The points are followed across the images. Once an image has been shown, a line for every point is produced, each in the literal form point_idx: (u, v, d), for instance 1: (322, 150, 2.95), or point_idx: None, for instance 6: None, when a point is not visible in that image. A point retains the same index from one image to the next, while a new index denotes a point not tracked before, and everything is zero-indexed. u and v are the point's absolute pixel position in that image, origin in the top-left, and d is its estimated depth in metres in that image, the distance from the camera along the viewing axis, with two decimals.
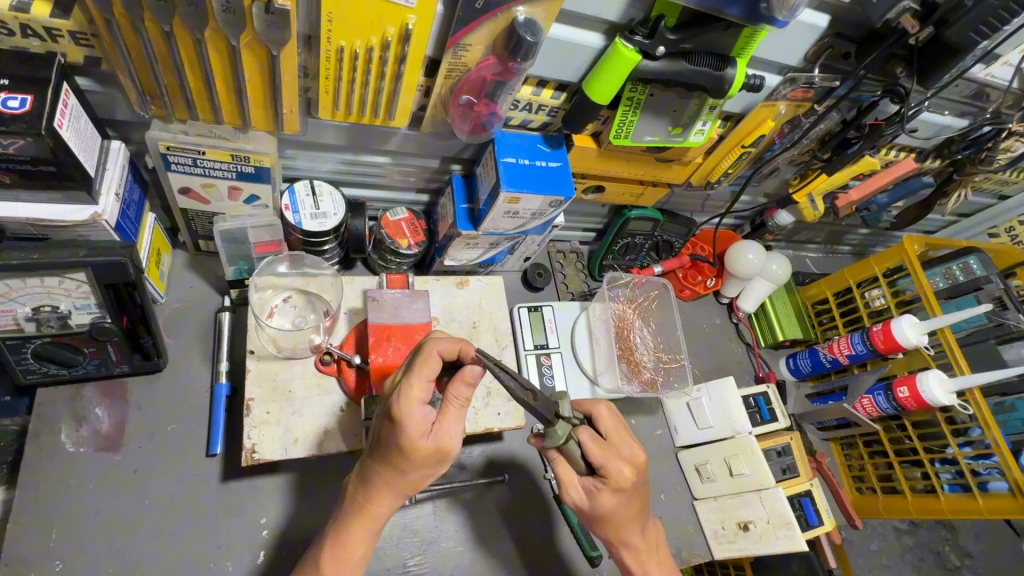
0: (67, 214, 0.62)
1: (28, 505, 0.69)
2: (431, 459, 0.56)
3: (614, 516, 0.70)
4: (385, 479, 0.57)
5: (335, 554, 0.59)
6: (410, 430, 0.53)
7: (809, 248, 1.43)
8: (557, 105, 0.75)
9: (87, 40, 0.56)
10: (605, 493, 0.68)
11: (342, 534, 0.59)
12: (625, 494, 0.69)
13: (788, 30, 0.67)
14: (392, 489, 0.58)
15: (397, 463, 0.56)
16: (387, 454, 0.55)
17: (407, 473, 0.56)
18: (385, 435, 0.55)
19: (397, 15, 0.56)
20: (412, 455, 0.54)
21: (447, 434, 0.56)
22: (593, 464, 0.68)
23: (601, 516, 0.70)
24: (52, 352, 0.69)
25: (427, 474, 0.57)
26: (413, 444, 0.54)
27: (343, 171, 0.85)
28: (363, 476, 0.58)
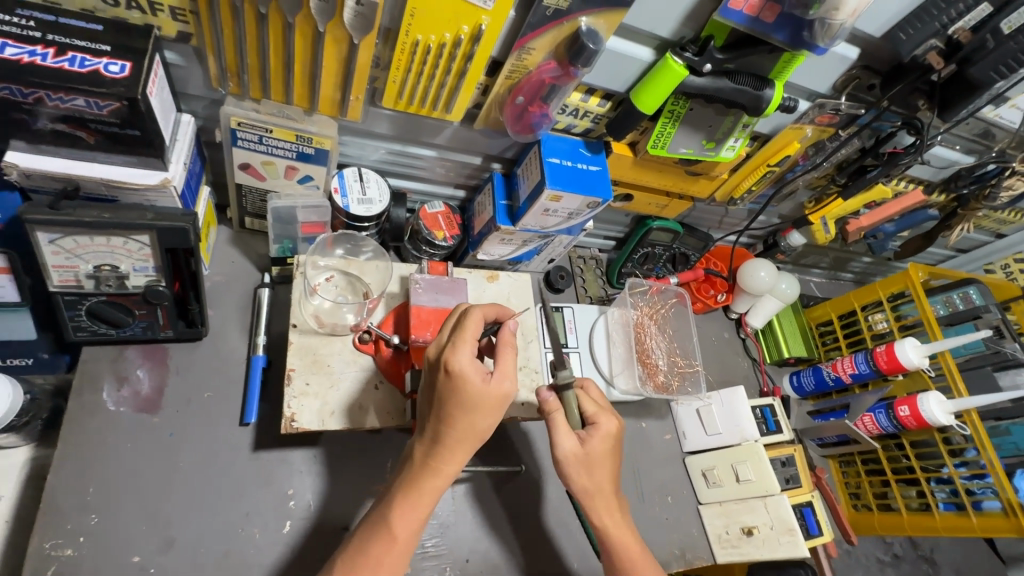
0: (138, 178, 0.65)
1: (67, 458, 0.71)
2: (497, 405, 0.61)
3: (599, 466, 0.77)
4: (456, 434, 0.61)
5: (409, 511, 0.61)
6: (474, 379, 0.60)
7: (814, 272, 1.49)
8: (602, 113, 0.80)
9: (183, 16, 0.59)
10: (597, 441, 0.76)
11: (415, 494, 0.61)
12: (614, 447, 0.77)
13: (823, 59, 0.72)
14: (462, 443, 0.62)
15: (468, 416, 0.60)
16: (457, 410, 0.60)
17: (476, 425, 0.61)
18: (450, 392, 0.60)
19: (473, 15, 0.61)
20: (480, 402, 0.60)
21: (506, 378, 0.62)
22: (585, 414, 0.78)
23: (587, 467, 0.76)
24: (106, 311, 0.72)
25: (492, 424, 0.62)
26: (481, 389, 0.60)
27: (389, 161, 0.89)
28: (432, 438, 0.61)
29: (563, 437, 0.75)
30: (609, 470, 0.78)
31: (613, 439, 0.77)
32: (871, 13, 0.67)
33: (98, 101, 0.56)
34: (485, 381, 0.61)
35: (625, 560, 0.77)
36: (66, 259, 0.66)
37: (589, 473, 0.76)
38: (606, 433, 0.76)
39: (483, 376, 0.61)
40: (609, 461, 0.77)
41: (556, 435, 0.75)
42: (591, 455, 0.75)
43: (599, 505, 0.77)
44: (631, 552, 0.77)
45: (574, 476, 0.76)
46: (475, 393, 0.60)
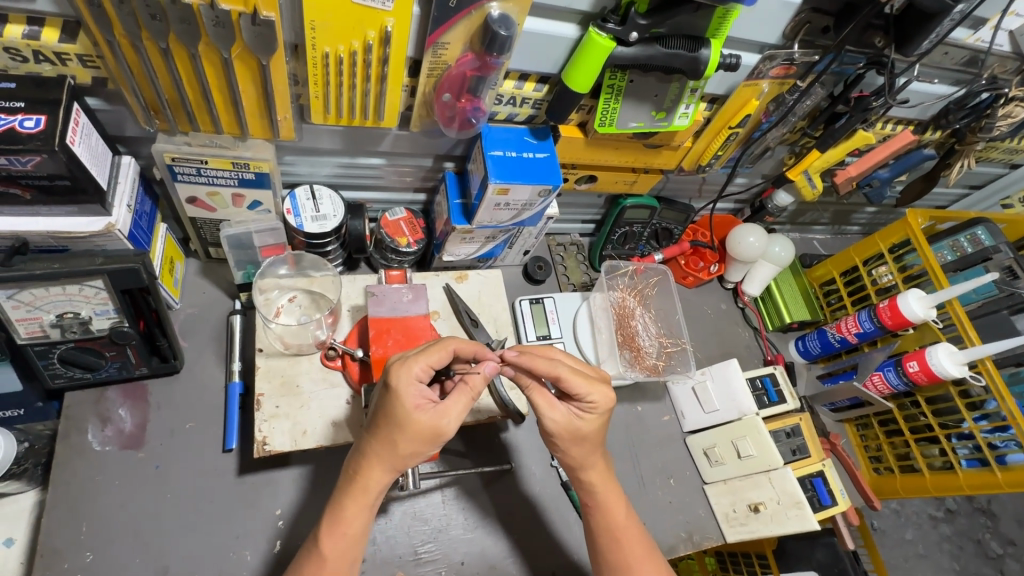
0: (85, 226, 0.67)
1: (60, 500, 0.74)
2: (420, 436, 0.61)
3: (589, 440, 0.75)
4: (379, 449, 0.62)
5: (334, 529, 0.62)
6: (407, 399, 0.61)
7: (815, 229, 1.41)
8: (540, 97, 0.77)
9: (93, 62, 0.60)
10: (581, 416, 0.73)
11: (339, 509, 0.63)
12: (602, 420, 0.74)
13: (760, 7, 0.68)
14: (383, 463, 0.63)
15: (391, 435, 0.62)
16: (385, 424, 0.62)
17: (399, 449, 0.62)
18: (385, 405, 0.61)
19: (376, 19, 0.59)
20: (405, 426, 0.61)
21: (440, 414, 0.62)
22: (576, 391, 0.72)
23: (577, 441, 0.74)
24: (77, 357, 0.74)
25: (416, 453, 0.63)
26: (410, 413, 0.61)
27: (340, 175, 0.88)
28: (358, 451, 0.64)
29: (550, 412, 0.72)
30: (594, 447, 0.76)
31: (602, 417, 0.74)
32: None
33: (19, 157, 0.57)
34: (418, 407, 0.61)
35: (609, 533, 0.77)
36: (27, 312, 0.68)
37: (571, 442, 0.74)
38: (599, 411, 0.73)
39: (418, 402, 0.62)
40: (599, 433, 0.75)
41: (545, 411, 0.72)
42: (577, 428, 0.73)
43: (593, 476, 0.77)
44: (615, 522, 0.77)
45: (563, 447, 0.75)
46: (402, 415, 0.60)
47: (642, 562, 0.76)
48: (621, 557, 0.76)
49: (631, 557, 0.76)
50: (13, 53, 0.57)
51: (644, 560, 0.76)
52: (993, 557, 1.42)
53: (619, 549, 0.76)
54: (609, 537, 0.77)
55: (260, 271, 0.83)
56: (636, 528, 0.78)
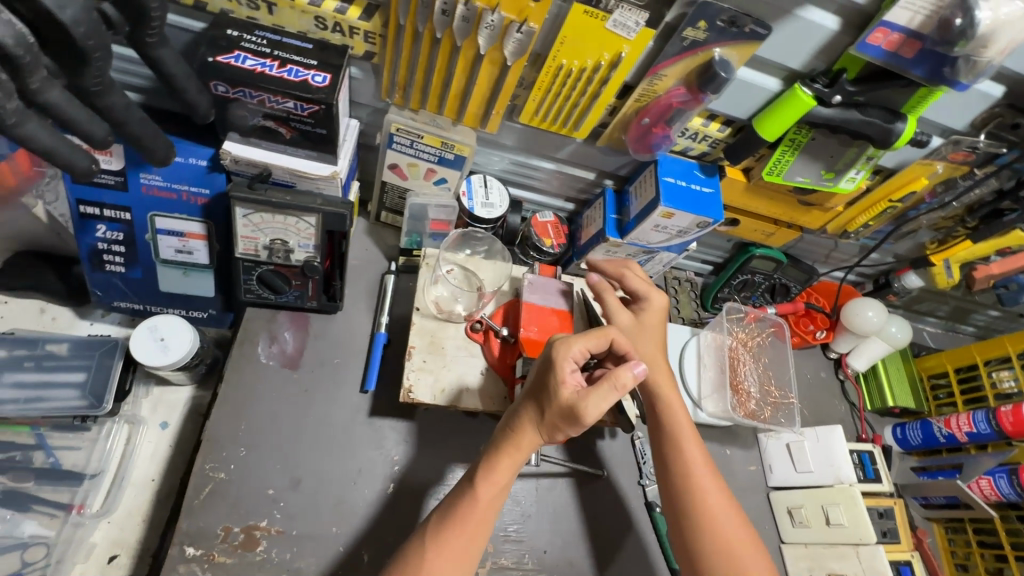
0: (316, 169, 0.78)
1: (226, 397, 0.84)
2: (567, 411, 0.66)
3: (651, 334, 0.87)
4: (528, 414, 0.68)
5: (486, 478, 0.67)
6: (563, 374, 0.67)
7: (927, 320, 1.39)
8: (720, 138, 0.83)
9: (373, 39, 0.72)
10: (649, 314, 0.88)
11: (489, 463, 0.68)
12: (661, 318, 0.89)
13: (961, 95, 0.72)
14: (531, 428, 0.68)
15: (541, 402, 0.67)
16: (538, 391, 0.68)
17: (547, 417, 0.67)
18: (543, 374, 0.68)
19: (616, 44, 0.68)
20: (554, 396, 0.66)
21: (586, 396, 0.65)
22: (638, 291, 0.89)
23: (640, 333, 0.86)
24: (272, 278, 0.85)
25: (561, 429, 0.67)
26: (558, 384, 0.66)
27: (511, 172, 0.98)
28: (513, 411, 0.70)
29: (617, 311, 0.87)
30: (663, 335, 0.88)
31: (662, 313, 0.89)
32: (1018, 54, 0.66)
33: (303, 104, 0.69)
34: (568, 383, 0.67)
35: (685, 471, 0.80)
36: (252, 231, 0.81)
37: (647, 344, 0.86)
38: (653, 306, 0.88)
39: (571, 381, 0.67)
40: (660, 331, 0.88)
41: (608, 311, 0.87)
42: (643, 325, 0.87)
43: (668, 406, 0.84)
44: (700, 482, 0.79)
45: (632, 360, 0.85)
46: (555, 386, 0.66)
47: (717, 499, 0.79)
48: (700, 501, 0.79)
49: (706, 490, 0.79)
50: (319, 21, 0.70)
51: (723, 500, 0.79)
52: None
53: (693, 490, 0.79)
54: (681, 473, 0.80)
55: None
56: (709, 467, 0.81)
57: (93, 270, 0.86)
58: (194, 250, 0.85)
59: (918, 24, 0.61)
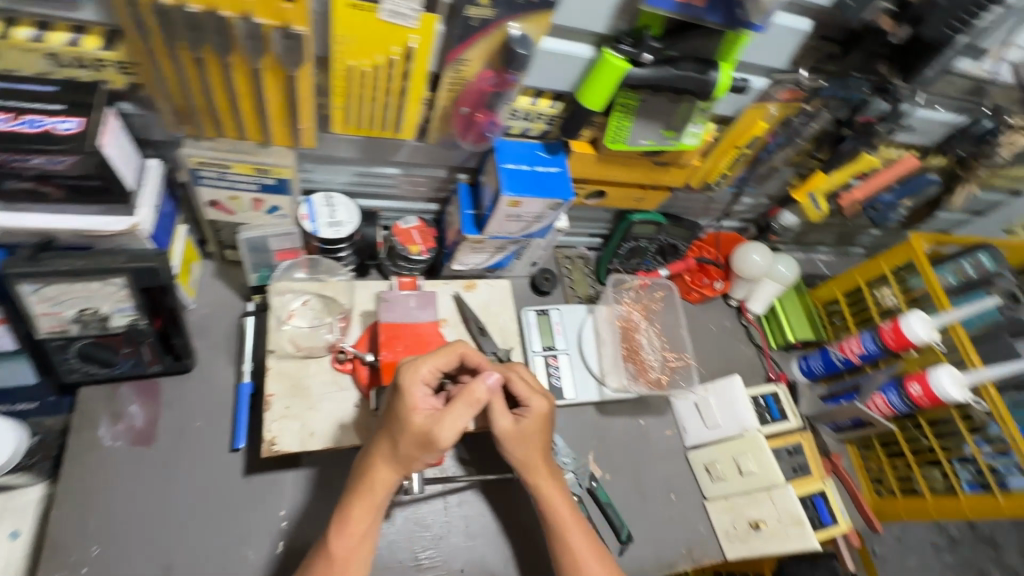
0: (106, 226, 0.69)
1: (70, 492, 0.75)
2: (422, 439, 0.62)
3: (532, 442, 0.78)
4: (384, 448, 0.63)
5: (341, 531, 0.62)
6: (412, 399, 0.62)
7: (819, 250, 1.43)
8: (555, 114, 0.79)
9: (130, 69, 0.62)
10: (530, 422, 0.77)
11: (347, 508, 0.63)
12: (544, 423, 0.78)
13: (768, 34, 0.70)
14: (387, 462, 0.63)
15: (393, 435, 0.62)
16: (389, 423, 0.63)
17: (401, 449, 0.62)
18: (392, 404, 0.63)
19: (400, 35, 0.62)
20: (407, 426, 0.61)
21: (440, 418, 0.61)
22: (518, 396, 0.78)
23: (522, 443, 0.77)
24: (94, 352, 0.76)
25: (417, 458, 0.63)
26: (409, 413, 0.61)
27: (356, 183, 0.91)
28: (367, 448, 0.65)
29: (499, 417, 0.75)
30: (543, 447, 0.79)
31: (545, 420, 0.78)
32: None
33: (55, 157, 0.60)
34: (419, 409, 0.62)
35: (559, 533, 0.79)
36: (50, 306, 0.70)
37: (521, 445, 0.77)
38: (535, 414, 0.77)
39: (424, 406, 0.63)
40: (545, 437, 0.79)
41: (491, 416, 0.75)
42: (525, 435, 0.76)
43: (529, 470, 0.79)
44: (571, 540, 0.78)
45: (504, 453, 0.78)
46: (405, 415, 0.61)
47: (591, 564, 0.76)
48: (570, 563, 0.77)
49: (575, 548, 0.77)
50: (54, 59, 0.60)
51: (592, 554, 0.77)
52: None
53: (563, 541, 0.78)
54: (555, 533, 0.79)
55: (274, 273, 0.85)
56: (581, 526, 0.79)
57: None
58: None
59: None
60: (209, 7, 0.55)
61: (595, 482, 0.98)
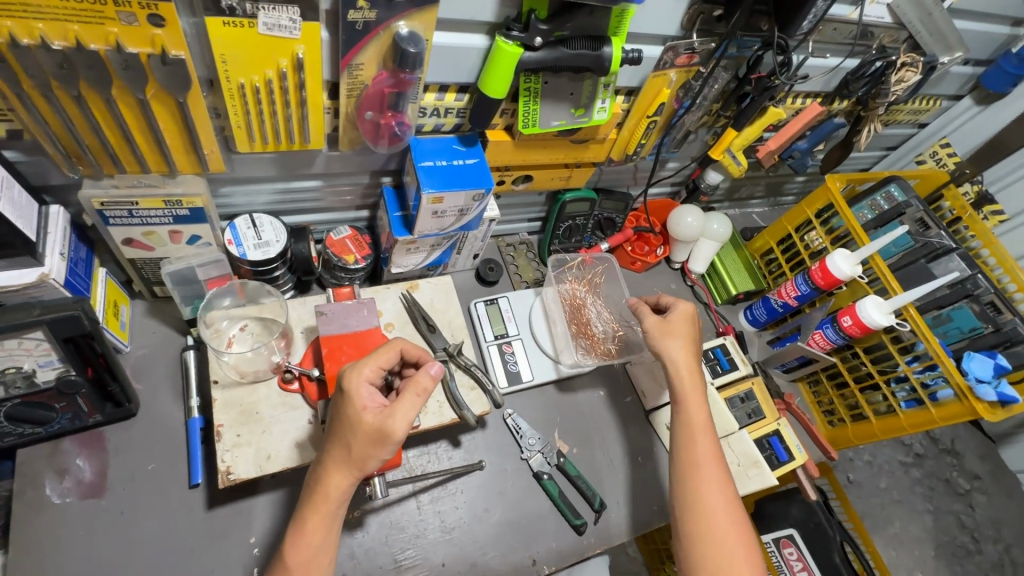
0: (17, 278, 0.67)
1: (22, 558, 0.73)
2: (374, 436, 0.60)
3: (682, 334, 0.94)
4: (335, 455, 0.62)
5: (296, 544, 0.62)
6: (360, 400, 0.62)
7: (752, 204, 1.49)
8: (463, 106, 0.80)
9: (5, 115, 0.60)
10: (678, 318, 0.95)
11: (301, 522, 0.62)
12: (692, 327, 0.95)
13: (651, 4, 0.73)
14: (340, 468, 0.62)
15: (344, 438, 0.61)
16: (339, 428, 0.62)
17: (355, 451, 0.61)
18: (340, 409, 0.62)
19: (286, 47, 0.61)
20: (357, 424, 0.60)
21: (392, 412, 0.61)
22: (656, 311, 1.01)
23: (671, 334, 0.94)
24: (25, 412, 0.73)
25: (372, 456, 0.61)
26: (358, 413, 0.61)
27: (280, 201, 0.90)
28: (319, 460, 0.63)
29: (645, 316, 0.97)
30: (688, 352, 0.93)
31: (688, 317, 0.96)
32: None
33: None
34: (368, 407, 0.62)
35: (692, 464, 0.82)
36: None
37: (670, 340, 0.93)
38: (683, 314, 0.96)
39: (371, 404, 0.62)
40: (688, 337, 0.94)
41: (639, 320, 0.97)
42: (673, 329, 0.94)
43: (682, 374, 0.90)
44: (695, 456, 0.83)
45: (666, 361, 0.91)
46: (353, 415, 0.61)
47: (710, 463, 0.82)
48: (692, 467, 0.82)
49: (701, 453, 0.83)
50: None
51: (711, 459, 0.82)
52: (961, 493, 1.63)
53: (694, 473, 0.81)
54: (686, 435, 0.85)
55: (205, 304, 0.83)
56: (709, 430, 0.85)
57: None
58: None
59: None
60: (73, 41, 0.54)
61: (563, 457, 1.00)
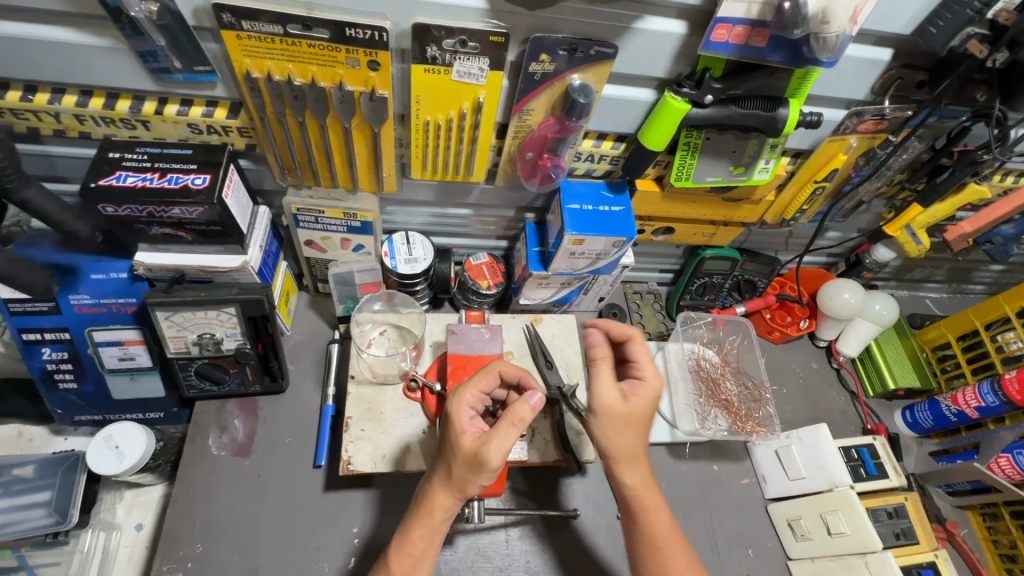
0: (224, 262, 0.81)
1: (183, 493, 0.86)
2: (472, 461, 0.63)
3: (638, 424, 0.76)
4: (439, 476, 0.66)
5: (399, 551, 0.66)
6: (460, 424, 0.66)
7: (927, 287, 1.29)
8: (618, 154, 0.82)
9: (248, 133, 0.75)
10: (607, 407, 0.75)
11: (406, 533, 0.66)
12: (652, 409, 0.77)
13: (843, 68, 0.68)
14: (444, 490, 0.65)
15: (447, 462, 0.65)
16: (444, 451, 0.66)
17: (455, 475, 0.64)
18: (444, 432, 0.67)
19: (471, 91, 0.68)
20: (459, 449, 0.64)
21: (487, 439, 0.63)
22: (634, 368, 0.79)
23: (629, 421, 0.75)
24: (209, 371, 0.88)
25: (472, 481, 0.64)
26: (458, 437, 0.64)
27: (433, 224, 0.98)
28: (427, 478, 0.68)
29: (602, 386, 0.76)
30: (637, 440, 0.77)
31: (653, 399, 0.77)
32: (884, 18, 0.62)
33: (188, 208, 0.71)
34: (469, 432, 0.65)
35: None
36: (178, 330, 0.83)
37: (626, 430, 0.75)
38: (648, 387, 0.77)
39: (470, 429, 0.66)
40: (642, 424, 0.76)
41: (595, 386, 0.76)
42: (628, 414, 0.75)
43: (626, 469, 0.76)
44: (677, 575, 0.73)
45: (605, 459, 0.76)
46: (453, 439, 0.64)
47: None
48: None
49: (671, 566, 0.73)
50: (193, 127, 0.73)
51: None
52: None
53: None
54: (649, 544, 0.74)
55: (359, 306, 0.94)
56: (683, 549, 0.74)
57: (48, 390, 0.91)
58: (136, 355, 0.89)
59: (757, 13, 0.59)
60: (310, 79, 0.65)
61: None
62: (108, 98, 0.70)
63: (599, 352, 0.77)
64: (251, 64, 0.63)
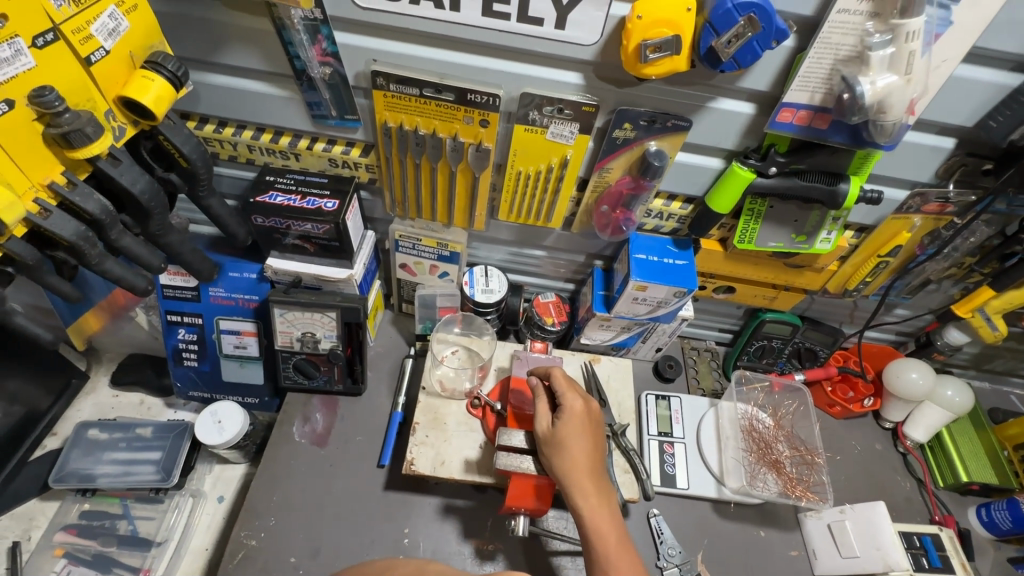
0: (333, 273, 0.96)
1: (266, 471, 0.97)
2: None
3: (571, 446, 0.77)
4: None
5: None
6: None
7: (1011, 381, 1.23)
8: (685, 214, 0.90)
9: (373, 170, 0.91)
10: (570, 420, 0.79)
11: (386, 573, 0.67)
12: (582, 429, 0.79)
13: (907, 152, 0.74)
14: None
15: None
16: None
17: None
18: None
19: (561, 149, 0.80)
20: None
21: None
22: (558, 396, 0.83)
23: (558, 444, 0.77)
24: (304, 365, 1.01)
25: None
26: None
27: (510, 261, 1.09)
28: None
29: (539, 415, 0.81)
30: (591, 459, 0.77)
31: (579, 419, 0.79)
32: (945, 111, 0.69)
33: (317, 225, 0.87)
34: None
35: None
36: (287, 326, 0.98)
37: (566, 454, 0.76)
38: (571, 413, 0.79)
39: None
40: (581, 444, 0.77)
41: (540, 416, 0.81)
42: (561, 436, 0.77)
43: (575, 499, 0.74)
44: None
45: (568, 495, 0.75)
46: None
47: None
48: None
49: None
50: (332, 161, 0.90)
51: None
52: None
53: None
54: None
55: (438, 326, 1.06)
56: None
57: (175, 366, 1.08)
58: (248, 345, 1.04)
59: (819, 100, 0.67)
60: (432, 130, 0.80)
61: None
62: (274, 135, 0.88)
63: (557, 385, 0.83)
64: (389, 117, 0.79)
